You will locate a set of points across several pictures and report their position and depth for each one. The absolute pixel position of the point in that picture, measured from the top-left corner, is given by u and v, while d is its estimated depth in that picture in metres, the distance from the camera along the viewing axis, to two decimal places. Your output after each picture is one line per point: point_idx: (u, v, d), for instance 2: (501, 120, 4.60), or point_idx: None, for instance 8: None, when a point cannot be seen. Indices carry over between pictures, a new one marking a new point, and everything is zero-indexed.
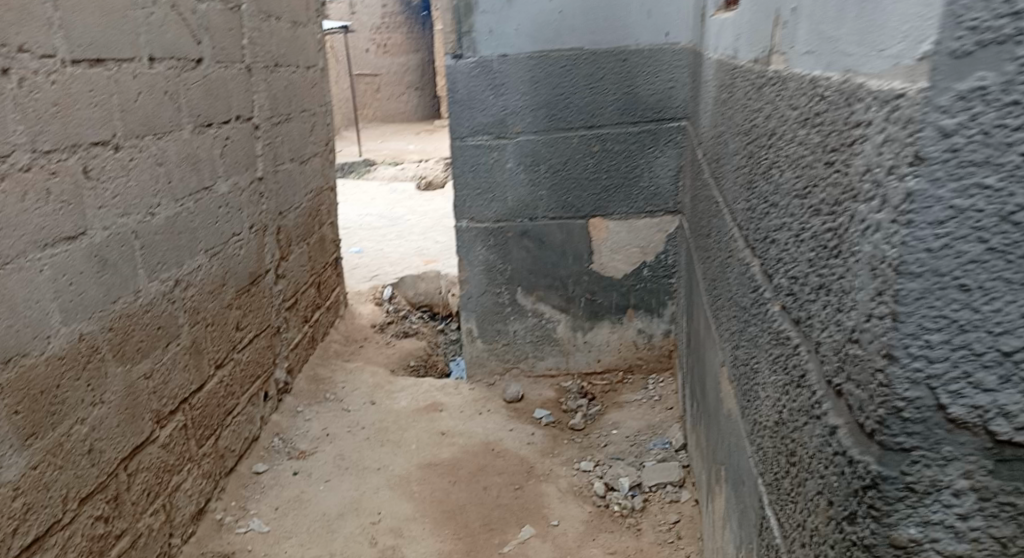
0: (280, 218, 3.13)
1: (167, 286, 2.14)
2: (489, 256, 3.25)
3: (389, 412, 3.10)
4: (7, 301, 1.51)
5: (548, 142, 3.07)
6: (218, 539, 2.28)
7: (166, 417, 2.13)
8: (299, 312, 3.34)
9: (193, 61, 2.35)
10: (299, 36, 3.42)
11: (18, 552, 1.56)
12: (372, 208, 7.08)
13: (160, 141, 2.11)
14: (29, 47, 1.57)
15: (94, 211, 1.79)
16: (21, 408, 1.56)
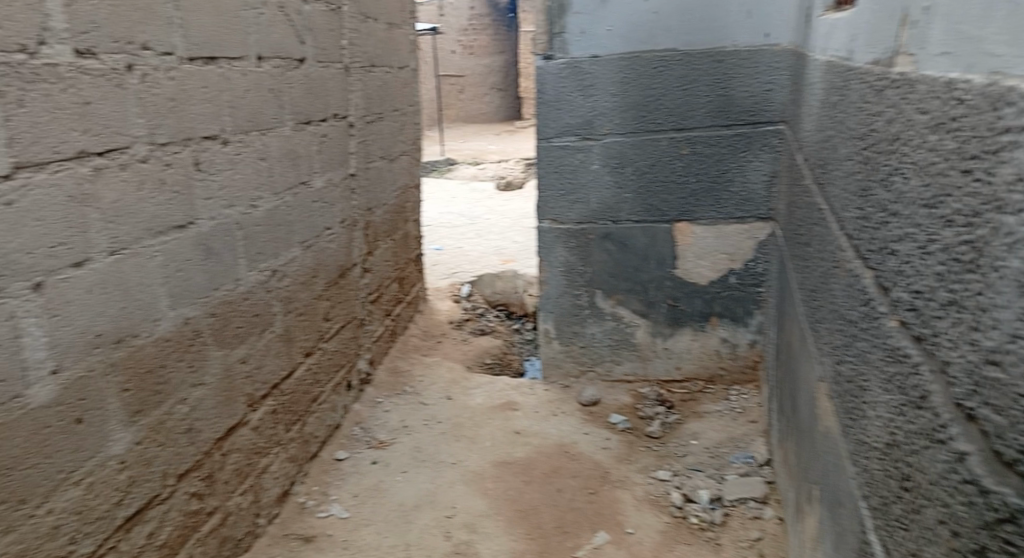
0: (369, 213, 3.20)
1: (264, 275, 2.22)
2: (569, 258, 3.23)
3: (464, 409, 3.12)
4: (123, 284, 1.58)
5: (636, 144, 3.03)
6: (300, 522, 2.35)
7: (258, 401, 2.21)
8: (381, 306, 3.40)
9: (296, 61, 2.43)
10: (393, 37, 3.50)
11: (121, 523, 1.63)
12: (451, 207, 7.16)
13: (264, 136, 2.20)
14: (152, 45, 1.65)
15: (203, 201, 1.88)
16: (131, 385, 1.63)
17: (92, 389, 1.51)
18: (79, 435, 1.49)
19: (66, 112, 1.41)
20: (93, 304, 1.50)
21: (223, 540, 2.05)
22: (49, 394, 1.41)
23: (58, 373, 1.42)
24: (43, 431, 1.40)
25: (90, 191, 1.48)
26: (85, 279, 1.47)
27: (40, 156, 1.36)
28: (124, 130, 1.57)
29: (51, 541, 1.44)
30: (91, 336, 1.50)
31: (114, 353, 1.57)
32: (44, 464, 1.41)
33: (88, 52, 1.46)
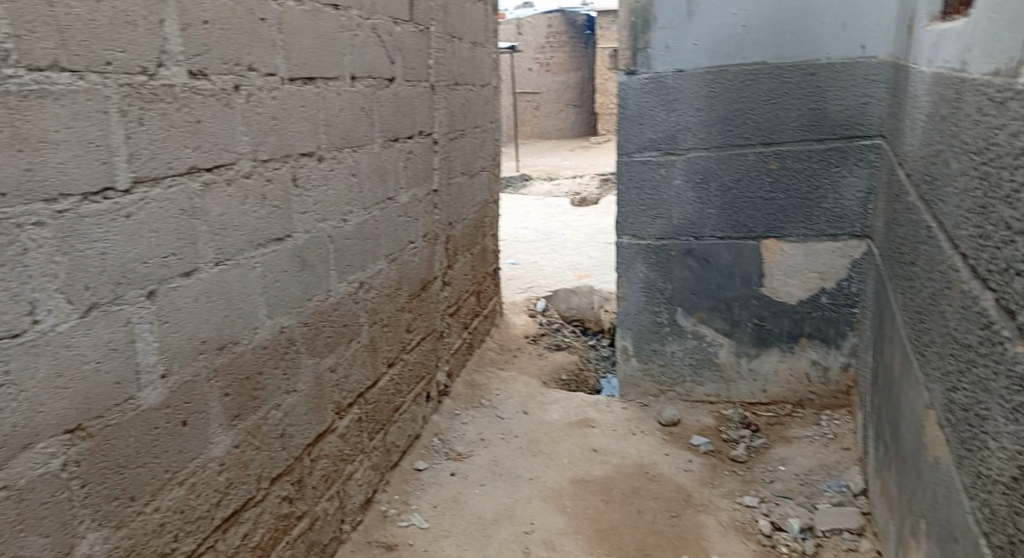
0: (450, 227, 3.24)
1: (353, 287, 2.28)
2: (649, 274, 3.19)
3: (541, 424, 3.11)
4: (225, 293, 1.65)
5: (721, 159, 2.97)
6: (383, 530, 2.38)
7: (344, 409, 2.27)
8: (460, 319, 3.44)
9: (387, 80, 2.50)
10: (477, 56, 3.55)
11: (219, 523, 1.69)
12: (525, 223, 7.19)
13: (355, 153, 2.26)
14: (257, 66, 1.73)
15: (299, 215, 1.95)
16: (231, 390, 1.70)
17: (196, 393, 1.58)
18: (183, 437, 1.56)
19: (180, 129, 1.49)
20: (198, 312, 1.57)
21: (311, 544, 2.10)
22: (158, 397, 1.48)
23: (166, 377, 1.49)
24: (152, 432, 1.47)
25: (198, 205, 1.55)
26: (192, 288, 1.55)
27: (156, 171, 1.44)
28: (230, 147, 1.65)
29: (157, 538, 1.50)
30: (197, 343, 1.57)
31: (216, 359, 1.64)
32: (152, 464, 1.47)
33: (200, 73, 1.54)
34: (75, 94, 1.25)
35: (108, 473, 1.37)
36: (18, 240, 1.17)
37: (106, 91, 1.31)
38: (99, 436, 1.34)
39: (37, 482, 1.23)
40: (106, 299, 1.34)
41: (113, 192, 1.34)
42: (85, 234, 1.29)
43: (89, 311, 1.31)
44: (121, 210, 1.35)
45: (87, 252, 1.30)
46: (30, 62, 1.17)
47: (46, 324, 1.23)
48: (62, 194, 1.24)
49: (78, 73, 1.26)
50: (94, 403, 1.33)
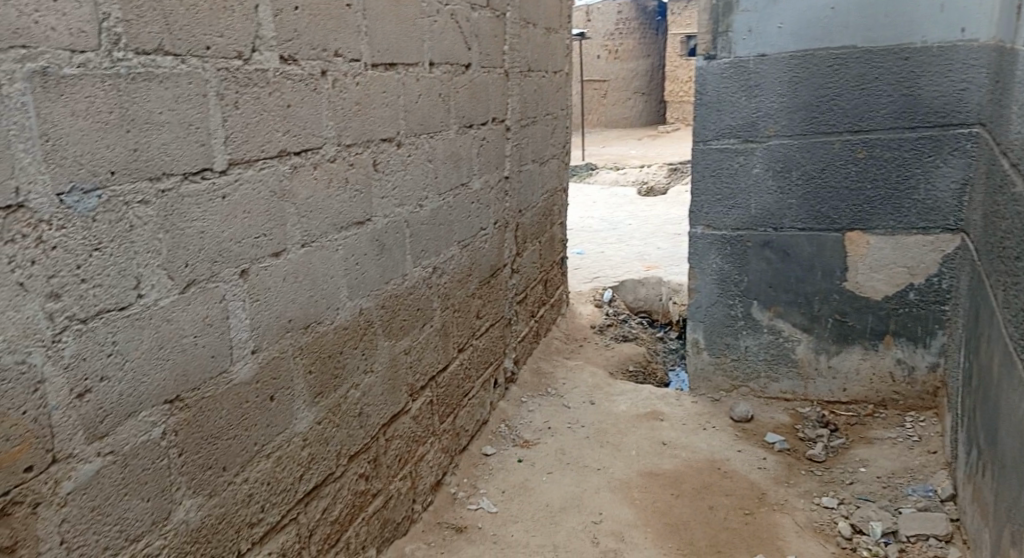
0: (519, 215, 3.25)
1: (427, 272, 2.30)
2: (724, 265, 3.12)
3: (609, 415, 3.09)
4: (311, 274, 1.70)
5: (804, 146, 2.87)
6: (452, 512, 2.41)
7: (417, 391, 2.30)
8: (527, 306, 3.45)
9: (463, 66, 2.51)
10: (550, 42, 3.53)
11: (301, 496, 1.75)
12: (590, 212, 7.13)
13: (432, 139, 2.28)
14: (342, 52, 1.76)
15: (379, 200, 1.98)
16: (314, 368, 1.74)
17: (283, 370, 1.63)
18: (270, 411, 1.61)
19: (271, 113, 1.53)
20: (286, 292, 1.62)
21: (385, 522, 2.15)
22: (248, 372, 1.53)
23: (256, 353, 1.54)
24: (243, 405, 1.53)
25: (287, 188, 1.60)
26: (281, 268, 1.59)
27: (250, 154, 1.48)
28: (318, 131, 1.69)
29: (245, 508, 1.56)
30: (284, 321, 1.62)
31: (301, 338, 1.68)
32: (242, 437, 1.53)
33: (291, 58, 1.57)
34: (178, 77, 1.30)
35: (202, 444, 1.43)
36: (126, 217, 1.22)
37: (205, 74, 1.35)
38: (195, 407, 1.40)
39: (140, 449, 1.29)
40: (203, 277, 1.39)
41: (211, 173, 1.39)
42: (186, 213, 1.34)
43: (188, 288, 1.36)
44: (218, 191, 1.40)
45: (187, 230, 1.35)
46: (138, 46, 1.22)
47: (149, 298, 1.28)
48: (165, 173, 1.29)
49: (180, 57, 1.30)
50: (190, 376, 1.38)
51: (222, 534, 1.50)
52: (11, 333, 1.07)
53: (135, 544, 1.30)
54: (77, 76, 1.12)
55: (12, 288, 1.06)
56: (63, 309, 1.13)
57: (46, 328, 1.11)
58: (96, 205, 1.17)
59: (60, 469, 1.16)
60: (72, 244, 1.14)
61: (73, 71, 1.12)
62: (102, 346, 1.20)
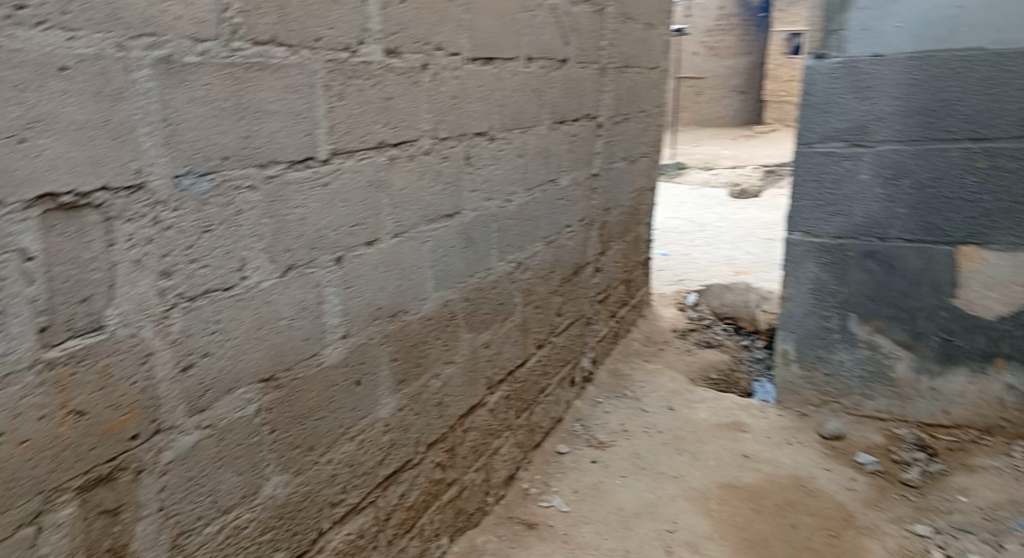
0: (606, 213, 3.21)
1: (511, 267, 2.31)
2: (821, 274, 3.00)
3: (688, 422, 3.03)
4: (400, 264, 1.73)
5: (918, 154, 2.72)
6: (524, 507, 2.40)
7: (495, 385, 2.31)
8: (608, 306, 3.41)
9: (559, 61, 2.49)
10: (649, 37, 3.47)
11: (380, 481, 1.78)
12: (677, 213, 7.01)
13: (524, 134, 2.28)
14: (443, 46, 1.78)
15: (469, 192, 1.99)
16: (398, 355, 1.78)
17: (369, 355, 1.67)
18: (356, 395, 1.65)
19: (372, 105, 1.56)
20: (376, 280, 1.65)
21: (457, 512, 2.17)
22: (338, 356, 1.57)
23: (346, 338, 1.58)
24: (331, 388, 1.57)
25: (383, 178, 1.63)
26: (373, 257, 1.63)
27: (350, 145, 1.52)
28: (414, 124, 1.71)
29: (328, 487, 1.60)
30: (373, 308, 1.66)
31: (388, 326, 1.72)
32: (328, 418, 1.57)
33: (394, 51, 1.60)
34: (289, 68, 1.34)
35: (291, 423, 1.47)
36: (235, 201, 1.27)
37: (314, 65, 1.39)
38: (287, 387, 1.45)
39: (235, 424, 1.35)
40: (302, 261, 1.43)
41: (314, 161, 1.43)
42: (289, 199, 1.38)
43: (288, 272, 1.40)
44: (319, 179, 1.45)
45: (289, 216, 1.39)
46: (253, 36, 1.26)
47: (252, 280, 1.33)
48: (273, 160, 1.34)
49: (292, 48, 1.34)
50: (285, 356, 1.43)
51: (305, 511, 1.55)
52: (126, 308, 1.12)
53: (225, 515, 1.35)
54: (197, 64, 1.17)
55: (129, 265, 1.12)
56: (173, 286, 1.19)
57: (158, 305, 1.17)
58: (208, 189, 1.22)
59: (162, 439, 1.22)
60: (185, 225, 1.19)
61: (194, 59, 1.17)
62: (206, 323, 1.25)
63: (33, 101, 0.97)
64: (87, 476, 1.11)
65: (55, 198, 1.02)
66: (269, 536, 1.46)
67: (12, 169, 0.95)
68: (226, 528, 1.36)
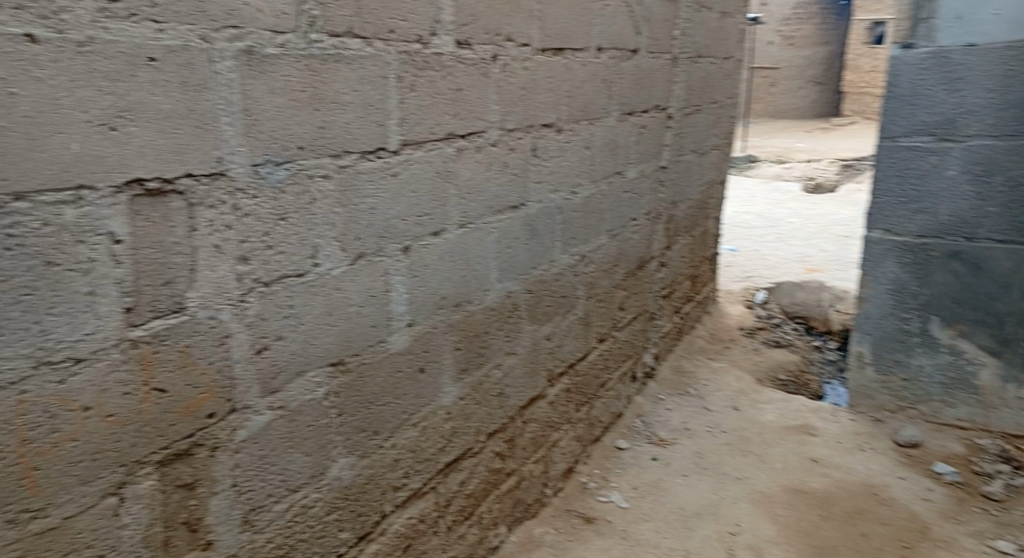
0: (673, 207, 3.17)
1: (575, 260, 2.30)
2: (902, 274, 2.89)
3: (754, 424, 2.97)
4: (465, 255, 1.74)
5: (1012, 149, 2.58)
6: (582, 501, 2.40)
7: (555, 377, 2.31)
8: (672, 302, 3.37)
9: (630, 51, 2.47)
10: (724, 27, 3.39)
11: (441, 467, 1.81)
12: (748, 207, 6.85)
13: (592, 125, 2.27)
14: (514, 37, 1.78)
15: (534, 184, 1.99)
16: (461, 345, 1.80)
17: (433, 344, 1.69)
18: (420, 383, 1.67)
19: (442, 97, 1.58)
20: (442, 269, 1.67)
21: (516, 502, 2.18)
22: (403, 344, 1.60)
23: (411, 326, 1.61)
24: (396, 374, 1.60)
25: (451, 169, 1.64)
26: (439, 247, 1.65)
27: (420, 135, 1.54)
28: (483, 115, 1.72)
29: (391, 472, 1.64)
30: (438, 298, 1.68)
31: (452, 315, 1.74)
32: (393, 404, 1.60)
33: (466, 42, 1.61)
34: (363, 59, 1.36)
35: (358, 407, 1.51)
36: (309, 190, 1.31)
37: (387, 57, 1.41)
38: (355, 372, 1.48)
39: (306, 406, 1.39)
40: (371, 250, 1.46)
41: (385, 152, 1.45)
42: (360, 189, 1.41)
43: (357, 260, 1.44)
44: (389, 169, 1.47)
45: (361, 205, 1.42)
46: (330, 28, 1.29)
47: (324, 267, 1.37)
48: (346, 150, 1.36)
49: (366, 40, 1.37)
50: (353, 342, 1.47)
51: (369, 494, 1.59)
52: (206, 291, 1.17)
53: (294, 494, 1.40)
54: (277, 56, 1.21)
55: (210, 249, 1.16)
56: (250, 271, 1.23)
57: (235, 289, 1.21)
58: (285, 177, 1.26)
59: (238, 418, 1.26)
60: (263, 212, 1.23)
61: (274, 50, 1.20)
62: (280, 308, 1.29)
63: (124, 90, 1.01)
64: (166, 451, 1.16)
65: (143, 184, 1.06)
66: (335, 516, 1.50)
67: (103, 156, 1.00)
68: (294, 506, 1.40)
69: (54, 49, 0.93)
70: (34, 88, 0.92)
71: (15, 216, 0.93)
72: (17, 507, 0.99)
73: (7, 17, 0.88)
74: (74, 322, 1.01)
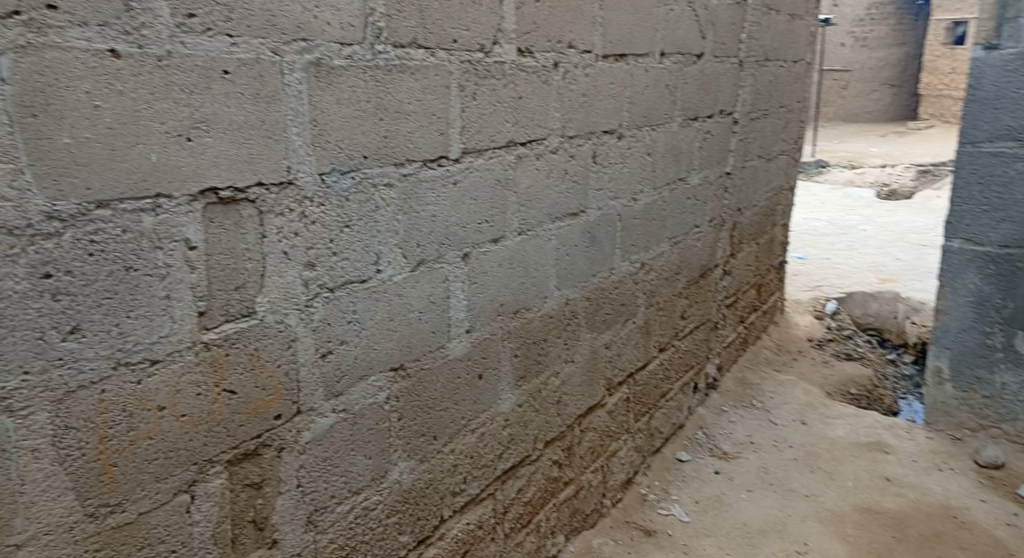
0: (738, 214, 3.10)
1: (635, 267, 2.28)
2: (984, 286, 2.76)
3: (823, 439, 2.88)
4: (524, 262, 1.75)
5: None
6: (642, 513, 2.37)
7: (615, 386, 2.30)
8: (737, 311, 3.30)
9: (694, 56, 2.43)
10: (793, 29, 3.31)
11: (499, 474, 1.82)
12: (818, 213, 6.66)
13: (654, 131, 2.25)
14: (575, 43, 1.78)
15: (595, 191, 1.98)
16: (519, 352, 1.80)
17: (492, 351, 1.70)
18: (478, 389, 1.69)
19: (503, 105, 1.59)
20: (501, 276, 1.68)
21: (574, 511, 2.17)
22: (462, 350, 1.61)
23: (470, 332, 1.62)
24: (455, 380, 1.61)
25: (510, 176, 1.65)
26: (498, 254, 1.66)
27: (481, 143, 1.55)
28: (543, 122, 1.72)
29: (449, 477, 1.65)
30: (497, 305, 1.69)
31: (510, 322, 1.74)
32: (452, 409, 1.62)
33: (527, 50, 1.62)
34: (426, 69, 1.38)
35: (418, 412, 1.53)
36: (373, 198, 1.34)
37: (449, 67, 1.43)
38: (415, 377, 1.50)
39: (367, 410, 1.41)
40: (432, 257, 1.48)
41: (446, 160, 1.47)
42: (421, 197, 1.43)
43: (418, 266, 1.46)
44: (451, 177, 1.49)
45: (422, 213, 1.44)
46: (395, 39, 1.32)
47: (386, 273, 1.39)
48: (409, 159, 1.39)
49: (430, 50, 1.39)
50: (414, 347, 1.49)
51: (428, 498, 1.60)
52: (274, 296, 1.21)
53: (356, 495, 1.43)
54: (344, 67, 1.24)
55: (278, 256, 1.20)
56: (316, 277, 1.26)
57: (302, 294, 1.25)
58: (350, 185, 1.29)
59: (303, 420, 1.30)
60: (329, 219, 1.26)
61: (341, 62, 1.23)
62: (344, 313, 1.32)
63: (200, 103, 1.05)
64: (235, 451, 1.20)
65: (217, 193, 1.10)
66: (395, 519, 1.52)
67: (179, 165, 1.05)
68: (356, 508, 1.43)
69: (135, 63, 0.97)
70: (117, 100, 0.97)
71: (97, 223, 0.97)
72: (97, 502, 1.04)
73: (92, 34, 0.93)
74: (151, 325, 1.05)
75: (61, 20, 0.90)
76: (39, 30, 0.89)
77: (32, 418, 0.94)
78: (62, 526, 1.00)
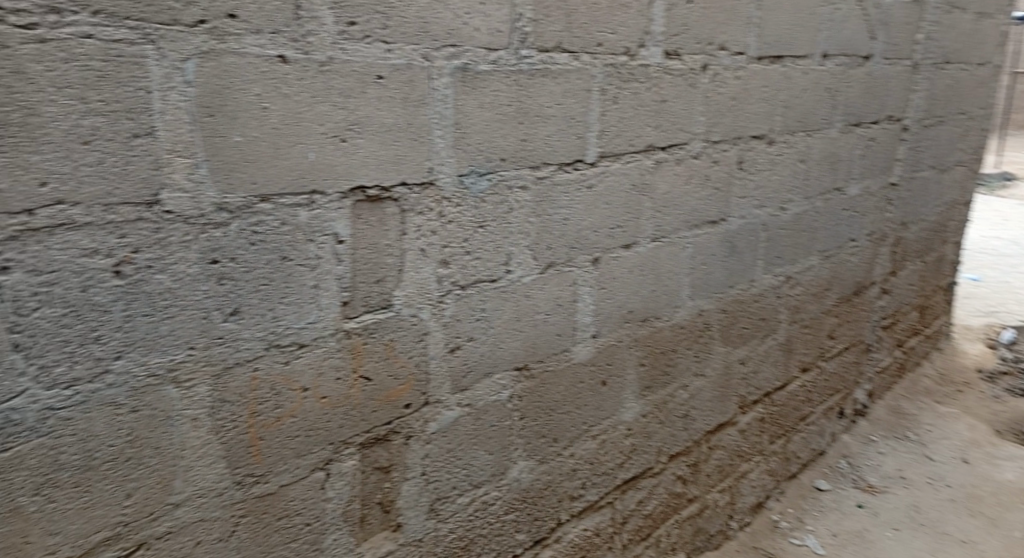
0: (902, 228, 2.88)
1: (779, 281, 2.17)
2: None
3: (987, 481, 2.61)
4: (657, 268, 1.72)
5: None
6: (772, 540, 2.26)
7: (749, 404, 2.20)
8: (894, 334, 3.06)
9: (861, 57, 2.28)
10: (981, 28, 3.02)
11: (619, 484, 1.80)
12: (1000, 231, 6.03)
13: (810, 137, 2.13)
14: (727, 45, 1.72)
15: (738, 199, 1.91)
16: (647, 361, 1.77)
17: (618, 357, 1.69)
18: (602, 395, 1.68)
19: (646, 108, 1.57)
20: (632, 283, 1.67)
21: (698, 530, 2.11)
22: (587, 355, 1.61)
23: (596, 338, 1.62)
24: (578, 385, 1.61)
25: (647, 181, 1.63)
26: (630, 260, 1.64)
27: (619, 148, 1.54)
28: (686, 127, 1.69)
29: (568, 481, 1.65)
30: (625, 312, 1.67)
31: (639, 330, 1.72)
32: (574, 413, 1.62)
33: (674, 53, 1.59)
34: (569, 73, 1.40)
35: (540, 413, 1.55)
36: (508, 200, 1.36)
37: (593, 70, 1.44)
38: (539, 378, 1.52)
39: (491, 407, 1.45)
40: (561, 260, 1.49)
41: (583, 164, 1.48)
42: (555, 200, 1.45)
43: (548, 269, 1.47)
44: (585, 181, 1.49)
45: (554, 216, 1.46)
46: (540, 44, 1.34)
47: (516, 274, 1.42)
48: (545, 162, 1.41)
49: (574, 54, 1.40)
50: (539, 349, 1.50)
51: (546, 499, 1.62)
52: (410, 291, 1.26)
53: (476, 489, 1.46)
54: (489, 72, 1.27)
55: (416, 252, 1.25)
56: (449, 274, 1.31)
57: (435, 290, 1.30)
58: (486, 187, 1.32)
59: (430, 411, 1.35)
60: (463, 220, 1.30)
61: (487, 67, 1.27)
62: (473, 311, 1.36)
63: (355, 106, 1.12)
64: (368, 435, 1.27)
65: (364, 191, 1.17)
66: (512, 516, 1.55)
67: (334, 164, 1.12)
68: (475, 502, 1.47)
69: (300, 68, 1.05)
70: (282, 103, 1.05)
71: (259, 215, 1.06)
72: (244, 471, 1.13)
73: (265, 41, 1.01)
74: (300, 311, 1.14)
75: (240, 28, 0.99)
76: (220, 37, 0.98)
77: (193, 390, 1.04)
78: (214, 491, 1.10)
